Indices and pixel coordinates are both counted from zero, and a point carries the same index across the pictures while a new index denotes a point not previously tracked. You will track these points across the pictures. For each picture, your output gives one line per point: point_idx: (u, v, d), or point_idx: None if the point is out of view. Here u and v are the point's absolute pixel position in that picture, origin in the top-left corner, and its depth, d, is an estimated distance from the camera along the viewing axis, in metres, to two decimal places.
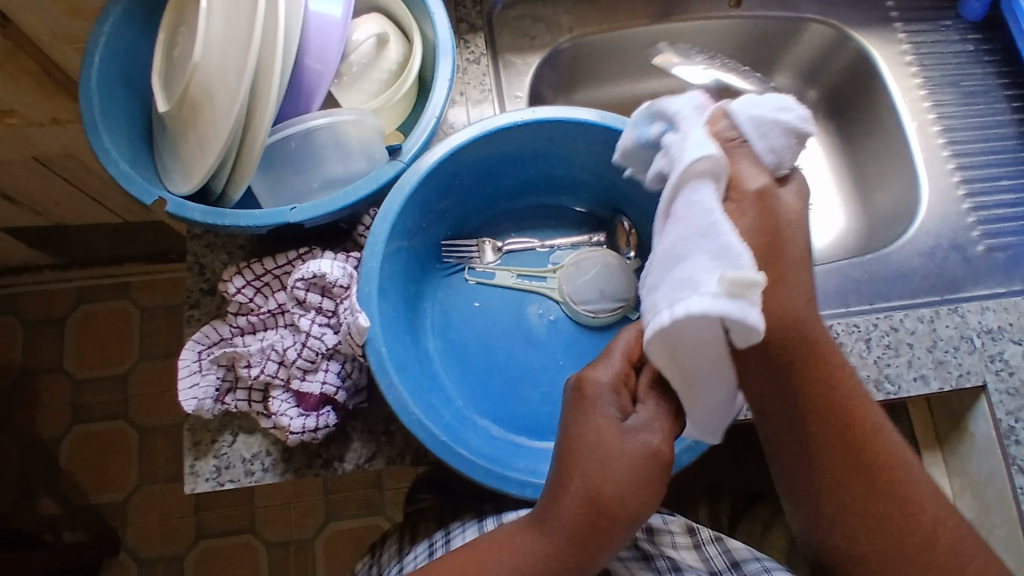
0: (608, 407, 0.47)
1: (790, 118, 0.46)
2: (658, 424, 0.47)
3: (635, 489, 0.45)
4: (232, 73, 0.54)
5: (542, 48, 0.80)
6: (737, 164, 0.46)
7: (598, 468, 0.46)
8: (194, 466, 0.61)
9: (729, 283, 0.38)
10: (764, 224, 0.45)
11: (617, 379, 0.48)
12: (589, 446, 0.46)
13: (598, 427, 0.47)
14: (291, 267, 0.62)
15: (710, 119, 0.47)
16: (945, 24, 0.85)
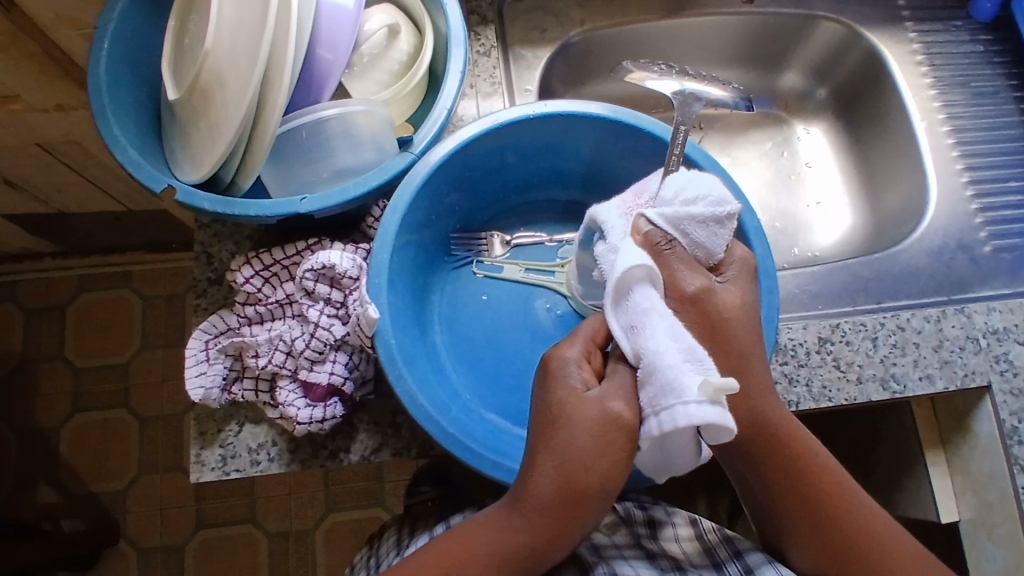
0: (572, 378, 0.47)
1: (704, 208, 0.48)
2: (622, 390, 0.45)
3: (599, 457, 0.44)
4: (244, 61, 0.54)
5: (552, 42, 0.80)
6: (670, 268, 0.48)
7: (562, 438, 0.45)
8: (200, 454, 0.61)
9: (712, 389, 0.40)
10: (704, 320, 0.48)
11: (581, 355, 0.48)
12: (552, 419, 0.46)
13: (561, 399, 0.46)
14: (299, 258, 0.62)
15: (633, 225, 0.49)
16: (956, 24, 0.85)
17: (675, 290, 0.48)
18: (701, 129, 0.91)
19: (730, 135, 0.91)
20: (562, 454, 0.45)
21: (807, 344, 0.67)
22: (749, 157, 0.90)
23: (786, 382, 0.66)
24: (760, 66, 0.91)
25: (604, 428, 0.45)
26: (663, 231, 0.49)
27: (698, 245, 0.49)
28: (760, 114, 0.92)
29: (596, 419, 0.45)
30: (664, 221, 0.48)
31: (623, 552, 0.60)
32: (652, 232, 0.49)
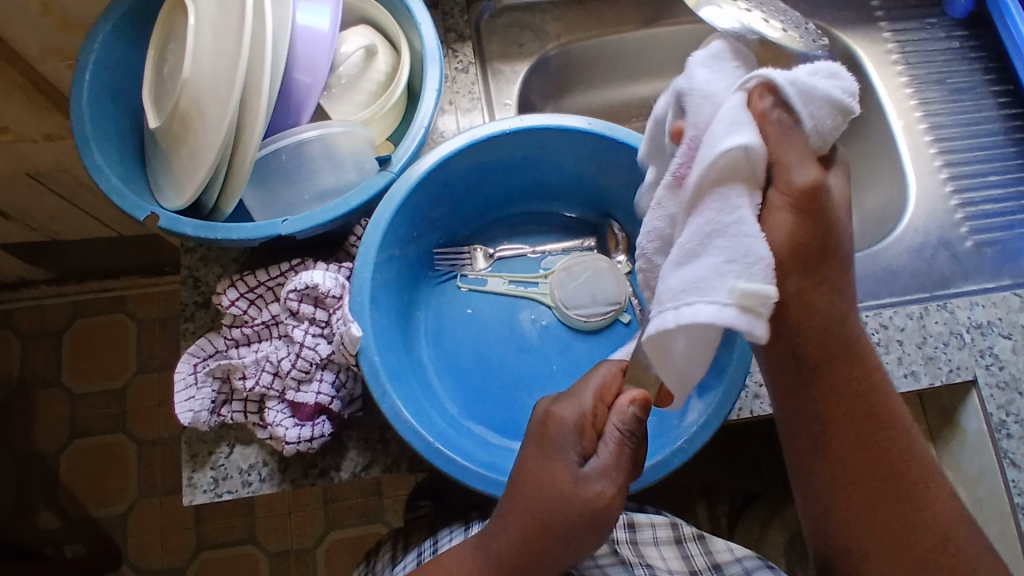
0: (568, 451, 0.48)
1: (834, 88, 0.42)
2: (614, 473, 0.47)
3: (575, 533, 0.47)
4: (221, 87, 0.55)
5: (530, 55, 0.81)
6: (786, 152, 0.42)
7: (542, 504, 0.47)
8: (192, 477, 0.61)
9: (741, 294, 0.38)
10: (813, 224, 0.42)
11: (582, 418, 0.49)
12: (538, 484, 0.48)
13: (553, 468, 0.48)
14: (284, 279, 0.62)
15: (755, 93, 0.42)
16: (931, 22, 0.86)
17: (781, 183, 0.42)
18: None
19: None
20: (538, 522, 0.47)
21: None
22: None
23: None
24: None
25: (582, 504, 0.47)
26: (790, 107, 0.42)
27: (814, 134, 0.42)
28: None
29: (578, 497, 0.47)
30: (790, 94, 0.41)
31: (600, 560, 0.61)
32: (772, 105, 0.42)
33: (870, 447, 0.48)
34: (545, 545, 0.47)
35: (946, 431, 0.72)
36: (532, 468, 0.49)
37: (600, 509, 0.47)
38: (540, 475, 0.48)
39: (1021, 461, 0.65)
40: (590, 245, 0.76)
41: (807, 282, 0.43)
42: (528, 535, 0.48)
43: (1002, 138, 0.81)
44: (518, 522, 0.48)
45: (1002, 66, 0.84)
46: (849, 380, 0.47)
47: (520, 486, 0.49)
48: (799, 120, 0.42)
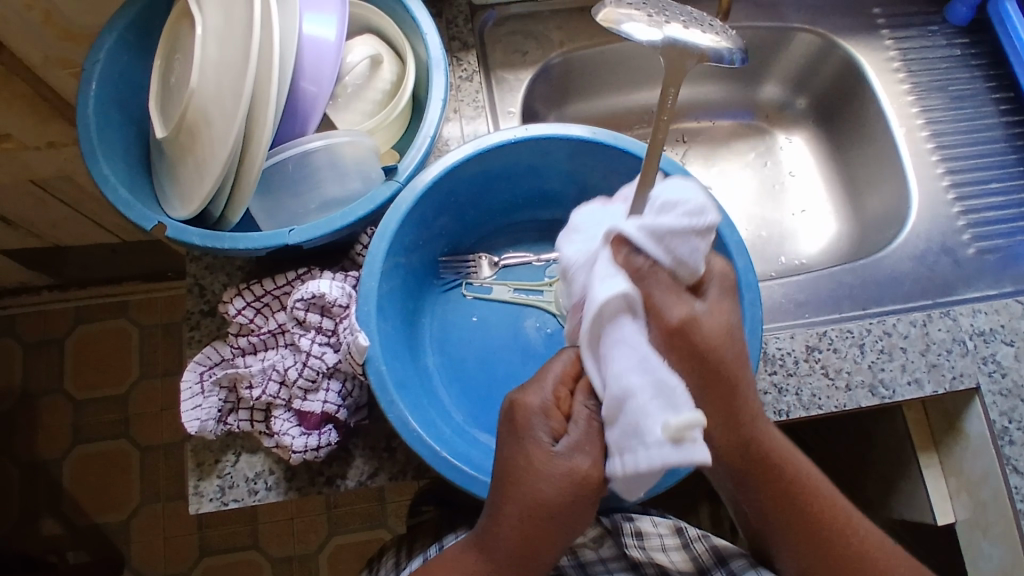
0: (538, 434, 0.47)
1: (689, 215, 0.46)
2: (590, 447, 0.46)
3: (566, 512, 0.46)
4: (228, 99, 0.55)
5: (534, 63, 0.81)
6: (652, 295, 0.47)
7: (531, 490, 0.46)
8: (198, 486, 0.61)
9: (674, 430, 0.40)
10: (688, 351, 0.46)
11: (548, 402, 0.48)
12: (520, 470, 0.47)
13: (529, 453, 0.47)
14: (290, 288, 0.63)
15: (614, 245, 0.48)
16: (932, 30, 0.86)
17: (658, 322, 0.47)
18: (683, 143, 0.93)
19: (714, 147, 0.93)
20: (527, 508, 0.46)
21: (795, 353, 0.68)
22: (734, 169, 0.92)
23: (775, 392, 0.66)
24: (740, 79, 0.93)
25: (564, 483, 0.46)
26: (645, 251, 0.47)
27: (674, 262, 0.47)
28: (742, 126, 0.94)
29: (557, 476, 0.46)
30: (641, 239, 0.47)
31: (608, 564, 0.63)
32: (629, 250, 0.47)
33: (798, 518, 0.53)
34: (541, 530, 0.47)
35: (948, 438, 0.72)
36: (508, 455, 0.48)
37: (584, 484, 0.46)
38: (516, 460, 0.47)
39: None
40: None
41: (695, 375, 0.47)
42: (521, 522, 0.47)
43: (1003, 145, 0.81)
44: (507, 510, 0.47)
45: (1003, 73, 0.84)
46: (771, 471, 0.51)
47: (502, 472, 0.48)
48: (657, 259, 0.47)
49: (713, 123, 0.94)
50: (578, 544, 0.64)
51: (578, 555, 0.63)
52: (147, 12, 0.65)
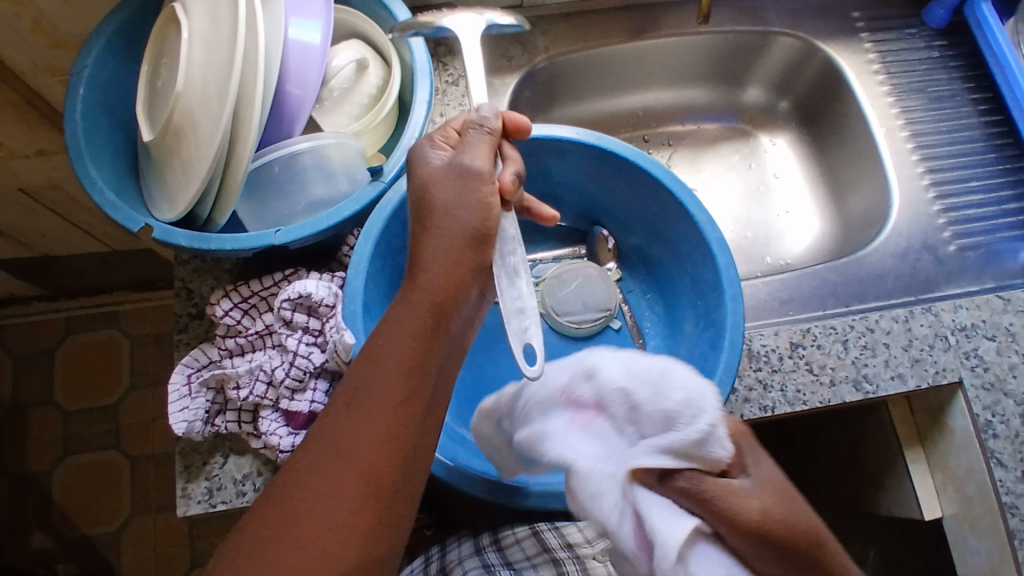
0: (430, 156, 0.51)
1: (670, 379, 0.45)
2: (475, 151, 0.51)
3: (474, 216, 0.49)
4: (214, 100, 0.55)
5: (519, 68, 0.82)
6: (718, 501, 0.43)
7: (453, 216, 0.49)
8: (186, 488, 0.61)
9: None
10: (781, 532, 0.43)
11: (435, 139, 0.53)
12: (439, 198, 0.49)
13: (425, 174, 0.51)
14: (277, 289, 0.63)
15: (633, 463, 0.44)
16: (910, 32, 0.88)
17: (735, 524, 0.42)
18: (669, 146, 0.94)
19: (699, 151, 0.94)
20: (434, 303, 0.46)
21: (779, 349, 0.68)
22: (718, 172, 0.93)
23: (761, 388, 0.67)
24: (723, 83, 0.94)
25: (454, 182, 0.50)
26: (667, 445, 0.43)
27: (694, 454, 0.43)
28: (727, 130, 0.95)
29: (469, 207, 0.49)
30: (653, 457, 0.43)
31: None
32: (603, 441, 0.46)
33: None
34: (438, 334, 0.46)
35: (934, 433, 0.72)
36: (418, 200, 0.50)
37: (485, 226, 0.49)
38: (434, 241, 0.48)
39: (1007, 461, 0.66)
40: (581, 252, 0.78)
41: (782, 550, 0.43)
42: (426, 332, 0.46)
43: (981, 144, 0.83)
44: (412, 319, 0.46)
45: (981, 74, 0.86)
46: None
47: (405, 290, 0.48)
48: (688, 441, 0.43)
49: (698, 127, 0.95)
50: (585, 555, 0.61)
51: (584, 563, 0.60)
52: (135, 19, 0.66)
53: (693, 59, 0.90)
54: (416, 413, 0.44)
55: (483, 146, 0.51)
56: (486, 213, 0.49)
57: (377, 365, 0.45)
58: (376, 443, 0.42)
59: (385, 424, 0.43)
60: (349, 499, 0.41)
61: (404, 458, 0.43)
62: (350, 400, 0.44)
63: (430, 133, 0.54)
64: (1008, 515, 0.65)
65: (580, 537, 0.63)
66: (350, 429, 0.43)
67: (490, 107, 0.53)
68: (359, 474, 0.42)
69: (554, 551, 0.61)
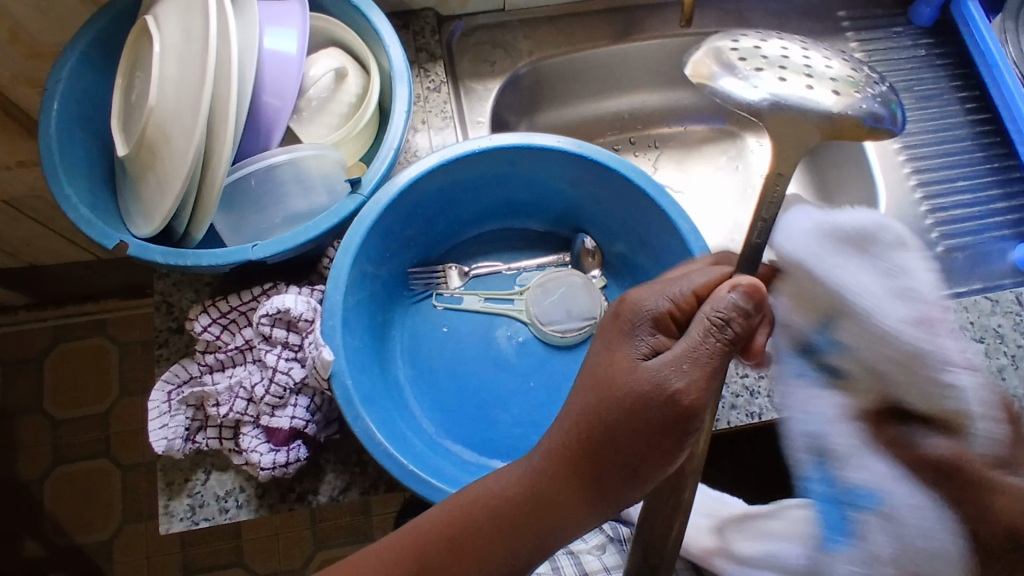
0: (637, 339, 0.48)
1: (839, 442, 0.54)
2: (687, 365, 0.45)
3: (628, 424, 0.45)
4: (186, 114, 0.54)
5: (502, 73, 0.81)
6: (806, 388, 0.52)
7: (598, 405, 0.46)
8: (168, 505, 0.60)
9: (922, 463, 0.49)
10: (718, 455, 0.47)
11: (658, 313, 0.48)
12: (603, 378, 0.47)
13: (618, 357, 0.47)
14: (256, 303, 0.62)
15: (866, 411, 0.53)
16: (896, 31, 0.87)
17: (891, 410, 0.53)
18: (656, 149, 0.93)
19: (685, 153, 0.93)
20: (532, 505, 0.49)
21: None
22: (706, 174, 0.92)
23: (747, 394, 0.67)
24: None
25: (638, 389, 0.45)
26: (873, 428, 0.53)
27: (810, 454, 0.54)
28: (714, 132, 0.94)
29: (631, 383, 0.46)
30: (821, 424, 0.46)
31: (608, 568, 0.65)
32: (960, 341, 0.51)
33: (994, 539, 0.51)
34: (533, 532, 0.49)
35: None
36: (599, 367, 0.48)
37: (625, 453, 0.46)
38: (553, 452, 0.48)
39: None
40: (565, 260, 0.77)
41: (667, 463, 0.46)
42: (519, 503, 0.49)
43: (969, 143, 0.82)
44: (507, 514, 0.49)
45: (968, 73, 0.85)
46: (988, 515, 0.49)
47: (514, 476, 0.50)
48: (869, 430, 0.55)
49: (685, 129, 0.94)
50: (580, 550, 0.67)
51: (580, 559, 0.66)
52: (109, 31, 0.65)
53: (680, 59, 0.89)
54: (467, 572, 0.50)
55: (710, 357, 0.45)
56: (640, 413, 0.45)
57: (455, 527, 0.50)
58: None
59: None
60: None
61: None
62: (415, 556, 0.50)
63: (656, 290, 0.49)
64: None
65: (575, 537, 0.69)
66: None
67: (739, 292, 0.46)
68: None
69: (550, 550, 0.68)
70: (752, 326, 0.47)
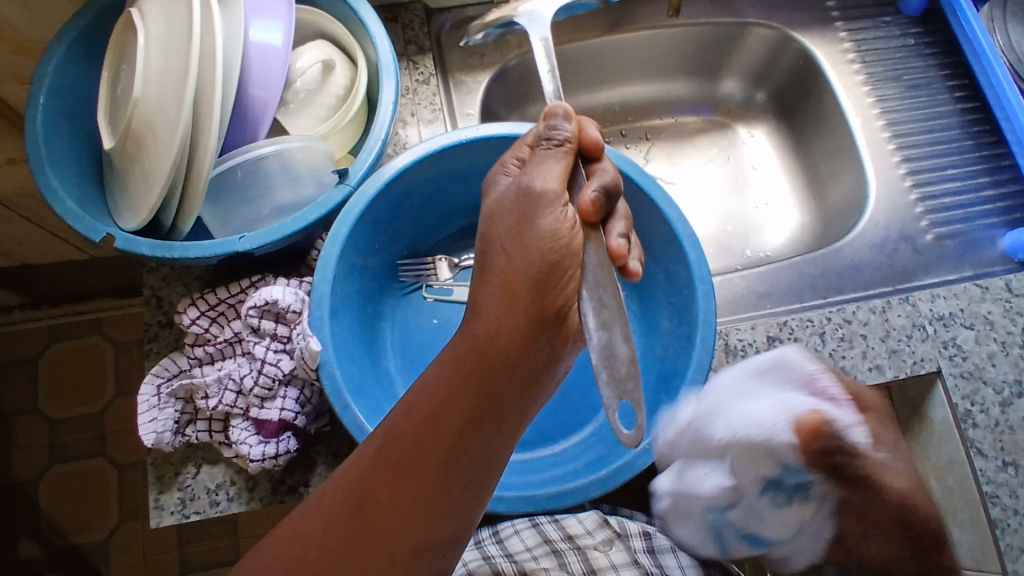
0: (504, 181, 0.52)
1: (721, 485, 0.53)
2: (552, 172, 0.50)
3: (537, 243, 0.47)
4: (170, 106, 0.54)
5: (492, 65, 0.80)
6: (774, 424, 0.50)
7: (511, 242, 0.48)
8: (159, 499, 0.60)
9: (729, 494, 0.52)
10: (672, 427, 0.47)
11: (506, 162, 0.54)
12: (503, 231, 0.49)
13: (496, 206, 0.50)
14: (245, 296, 0.62)
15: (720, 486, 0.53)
16: (885, 21, 0.87)
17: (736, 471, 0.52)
18: (647, 141, 0.94)
19: (677, 144, 0.94)
20: (471, 396, 0.45)
21: (756, 344, 0.68)
22: (697, 165, 0.93)
23: None
24: (700, 75, 0.93)
25: (518, 209, 0.49)
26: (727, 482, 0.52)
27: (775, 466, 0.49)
28: (706, 122, 0.95)
29: (540, 240, 0.47)
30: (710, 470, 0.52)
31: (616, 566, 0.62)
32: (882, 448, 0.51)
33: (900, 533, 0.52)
34: (478, 434, 0.45)
35: (915, 423, 0.72)
36: (482, 234, 0.50)
37: (545, 311, 0.47)
38: (472, 335, 0.46)
39: (987, 450, 0.66)
40: None
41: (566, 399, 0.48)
42: (471, 365, 0.45)
43: (958, 131, 0.82)
44: (445, 415, 0.44)
45: (957, 61, 0.85)
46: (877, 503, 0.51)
47: (439, 375, 0.46)
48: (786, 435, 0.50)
49: (677, 120, 0.94)
50: (587, 546, 0.63)
51: (587, 555, 0.62)
52: (96, 25, 0.65)
53: (670, 50, 0.89)
54: (441, 452, 0.44)
55: (556, 165, 0.51)
56: (550, 260, 0.47)
57: (420, 410, 0.45)
58: (389, 483, 0.43)
59: (402, 471, 0.43)
60: (341, 533, 0.42)
61: (411, 522, 0.42)
62: (377, 442, 0.45)
63: (502, 157, 0.55)
64: (989, 504, 0.65)
65: (581, 529, 0.65)
66: (366, 475, 0.43)
67: (563, 114, 0.52)
68: (359, 510, 0.42)
69: (555, 542, 0.64)
70: (585, 130, 0.53)
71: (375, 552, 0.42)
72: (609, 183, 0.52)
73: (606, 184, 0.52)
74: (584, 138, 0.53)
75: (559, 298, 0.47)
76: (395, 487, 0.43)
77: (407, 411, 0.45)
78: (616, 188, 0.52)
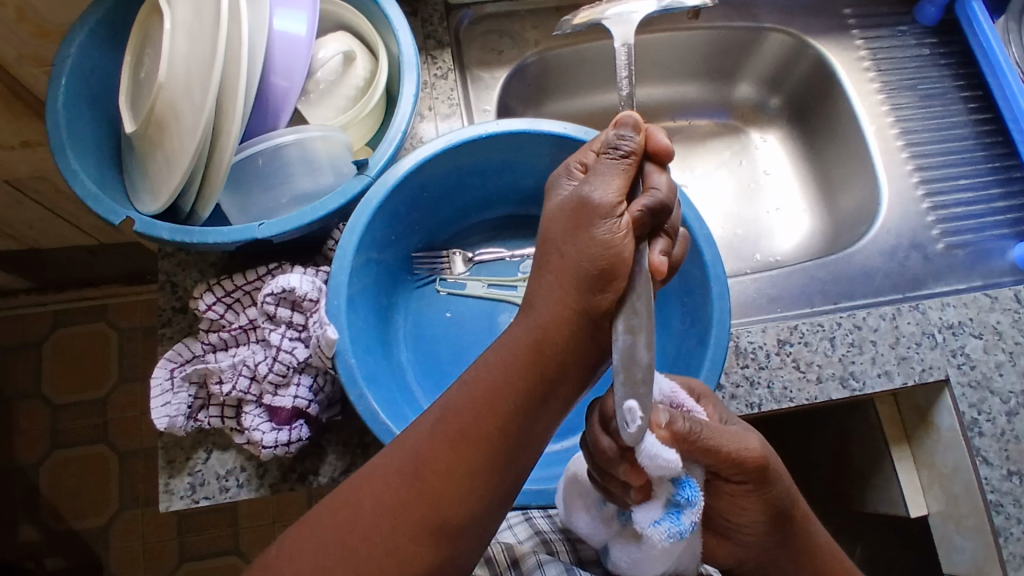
0: (563, 186, 0.51)
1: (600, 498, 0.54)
2: (611, 182, 0.48)
3: (586, 251, 0.46)
4: (195, 91, 0.55)
5: (508, 63, 0.81)
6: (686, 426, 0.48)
7: (564, 248, 0.47)
8: (169, 483, 0.60)
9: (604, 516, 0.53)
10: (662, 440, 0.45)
11: (568, 166, 0.52)
12: (558, 234, 0.48)
13: (554, 209, 0.50)
14: (261, 283, 0.63)
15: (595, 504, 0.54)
16: (902, 30, 0.87)
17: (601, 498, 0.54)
18: None
19: (690, 147, 0.94)
20: (529, 376, 0.46)
21: (767, 347, 0.68)
22: (710, 168, 0.93)
23: (747, 385, 0.67)
24: (715, 79, 0.94)
25: (573, 214, 0.48)
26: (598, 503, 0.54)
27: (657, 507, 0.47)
28: (718, 126, 0.95)
29: (590, 246, 0.46)
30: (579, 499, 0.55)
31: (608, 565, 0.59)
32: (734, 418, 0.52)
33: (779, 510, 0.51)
34: (530, 414, 0.45)
35: (921, 430, 0.73)
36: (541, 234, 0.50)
37: (593, 309, 0.46)
38: (532, 323, 0.47)
39: (993, 458, 0.66)
40: None
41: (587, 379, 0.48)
42: (527, 354, 0.46)
43: (971, 142, 0.82)
44: (503, 393, 0.45)
45: (972, 72, 0.86)
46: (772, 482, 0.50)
47: (497, 358, 0.47)
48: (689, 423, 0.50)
49: (689, 123, 0.95)
50: (575, 538, 0.60)
51: (575, 546, 0.59)
52: (118, 10, 0.65)
53: (686, 53, 0.90)
54: (492, 434, 0.44)
55: (615, 176, 0.48)
56: (598, 267, 0.46)
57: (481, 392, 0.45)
58: (445, 454, 0.43)
59: (457, 446, 0.43)
60: (400, 498, 0.42)
61: (465, 496, 0.43)
62: (435, 419, 0.45)
63: (567, 160, 0.53)
64: (993, 512, 0.65)
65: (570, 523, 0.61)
66: (424, 446, 0.44)
67: (630, 122, 0.50)
68: (420, 480, 0.43)
69: (545, 533, 0.60)
70: (655, 137, 0.50)
71: (428, 514, 0.42)
72: (659, 201, 0.48)
73: (655, 202, 0.48)
74: (652, 146, 0.50)
75: (604, 301, 0.46)
76: (451, 457, 0.43)
77: (464, 387, 0.46)
78: (669, 207, 0.49)
